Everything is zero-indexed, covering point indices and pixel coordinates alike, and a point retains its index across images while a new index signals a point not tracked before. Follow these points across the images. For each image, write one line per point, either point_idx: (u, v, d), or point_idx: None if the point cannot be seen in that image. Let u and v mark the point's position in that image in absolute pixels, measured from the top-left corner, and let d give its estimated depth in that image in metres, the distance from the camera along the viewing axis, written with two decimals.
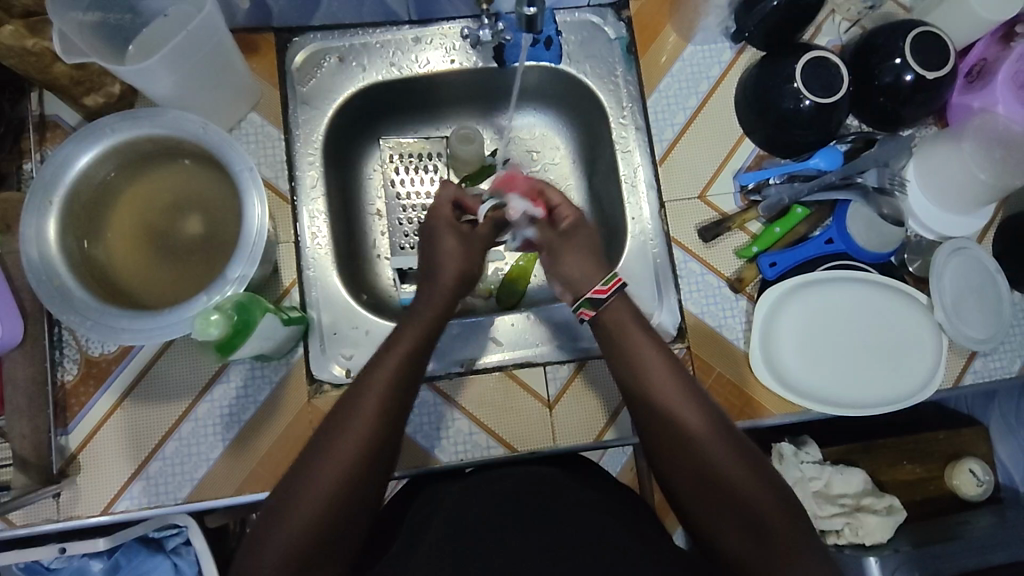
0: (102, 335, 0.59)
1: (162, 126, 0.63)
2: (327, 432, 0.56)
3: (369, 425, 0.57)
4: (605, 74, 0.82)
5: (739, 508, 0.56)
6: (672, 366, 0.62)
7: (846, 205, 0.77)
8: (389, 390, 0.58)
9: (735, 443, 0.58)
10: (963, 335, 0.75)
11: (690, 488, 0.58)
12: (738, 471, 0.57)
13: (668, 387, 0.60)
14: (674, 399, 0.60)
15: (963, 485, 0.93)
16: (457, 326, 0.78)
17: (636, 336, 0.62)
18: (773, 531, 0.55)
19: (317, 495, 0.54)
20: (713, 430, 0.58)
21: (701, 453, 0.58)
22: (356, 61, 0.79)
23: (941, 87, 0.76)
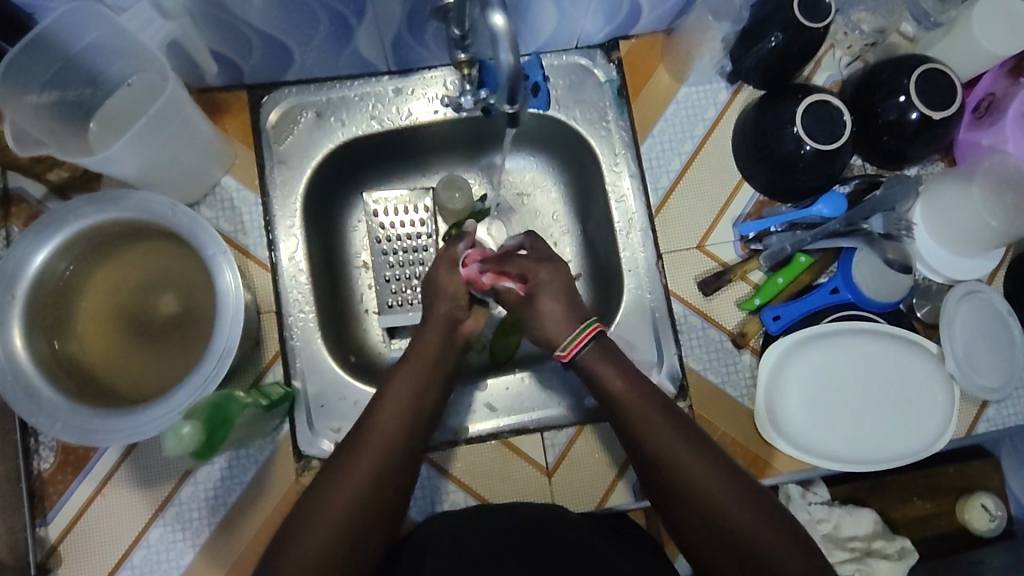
0: (74, 438, 0.56)
1: (129, 210, 0.60)
2: (327, 477, 0.55)
3: (367, 467, 0.56)
4: (595, 118, 0.78)
5: (741, 546, 0.54)
6: (660, 405, 0.60)
7: (851, 252, 0.73)
8: (392, 433, 0.58)
9: (733, 477, 0.56)
10: (976, 384, 0.72)
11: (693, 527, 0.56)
12: (736, 507, 0.54)
13: (654, 426, 0.58)
14: (662, 439, 0.58)
15: (974, 520, 0.91)
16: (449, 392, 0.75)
17: (615, 379, 0.62)
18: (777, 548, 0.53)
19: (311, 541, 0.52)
20: (704, 462, 0.56)
21: (695, 492, 0.55)
22: (334, 116, 0.76)
23: (948, 126, 0.72)
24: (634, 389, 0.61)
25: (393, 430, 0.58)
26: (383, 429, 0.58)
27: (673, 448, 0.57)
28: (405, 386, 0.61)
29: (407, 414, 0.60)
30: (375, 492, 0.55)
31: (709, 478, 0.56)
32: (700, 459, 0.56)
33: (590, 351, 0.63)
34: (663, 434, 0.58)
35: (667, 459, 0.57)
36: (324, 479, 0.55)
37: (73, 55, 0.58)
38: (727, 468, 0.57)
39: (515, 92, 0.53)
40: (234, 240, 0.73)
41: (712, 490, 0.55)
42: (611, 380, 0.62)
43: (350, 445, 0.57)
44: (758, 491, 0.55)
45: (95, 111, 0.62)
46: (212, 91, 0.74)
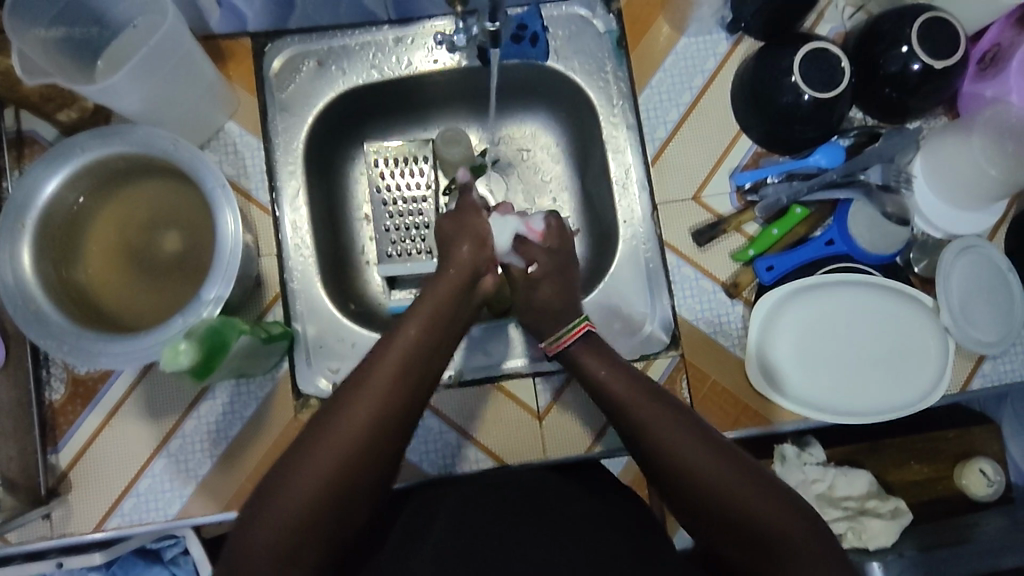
0: (80, 360, 0.59)
1: (134, 143, 0.62)
2: (305, 451, 0.55)
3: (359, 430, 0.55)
4: (594, 70, 0.78)
5: (736, 525, 0.54)
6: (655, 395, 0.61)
7: (847, 205, 0.73)
8: (371, 416, 0.56)
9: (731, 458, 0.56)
10: (970, 339, 0.72)
11: (695, 510, 0.56)
12: (738, 487, 0.54)
13: (649, 414, 0.59)
14: (657, 424, 0.58)
15: (972, 485, 0.90)
16: None
17: (608, 374, 0.64)
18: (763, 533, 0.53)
19: (297, 495, 0.53)
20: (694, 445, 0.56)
21: (695, 475, 0.56)
22: (335, 65, 0.77)
23: (950, 76, 0.71)
24: (628, 381, 0.63)
25: (374, 413, 0.56)
26: (365, 411, 0.56)
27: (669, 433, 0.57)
28: (391, 370, 0.58)
29: (396, 397, 0.58)
30: (351, 468, 0.55)
31: (706, 459, 0.56)
32: (697, 441, 0.57)
33: (581, 348, 0.67)
34: (660, 420, 0.58)
35: (664, 445, 0.57)
36: (298, 458, 0.55)
37: None
38: (725, 449, 0.57)
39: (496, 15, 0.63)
40: (238, 184, 0.74)
41: (710, 472, 0.55)
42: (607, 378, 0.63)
43: (326, 426, 0.56)
44: (754, 469, 0.56)
45: (102, 49, 0.64)
46: (215, 37, 0.75)
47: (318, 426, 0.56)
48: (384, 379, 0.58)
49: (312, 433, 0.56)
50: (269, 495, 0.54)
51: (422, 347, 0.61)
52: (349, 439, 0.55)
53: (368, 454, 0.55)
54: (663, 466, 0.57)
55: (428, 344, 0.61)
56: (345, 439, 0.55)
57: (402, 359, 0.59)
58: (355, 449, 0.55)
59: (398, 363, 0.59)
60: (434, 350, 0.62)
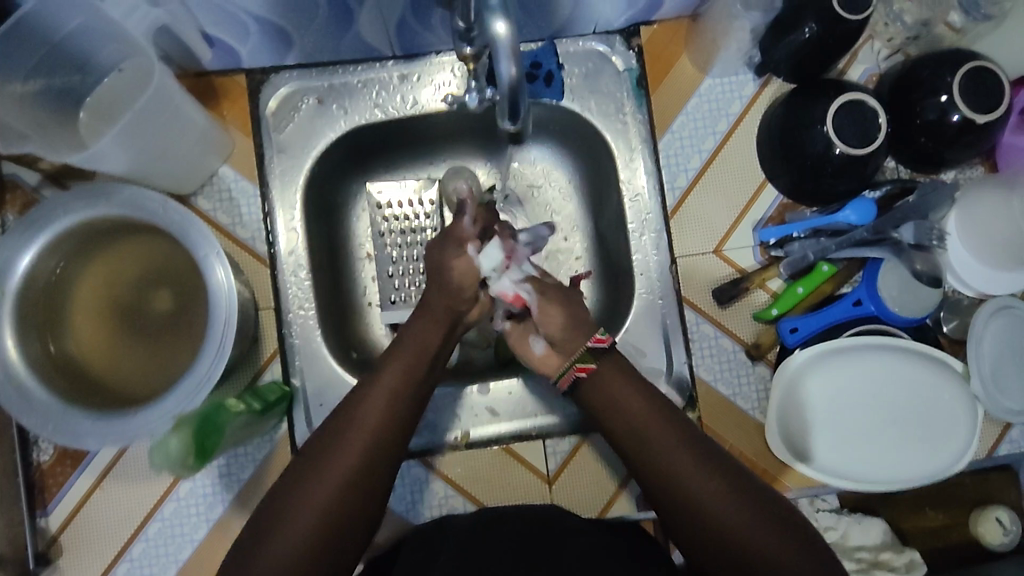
0: (67, 440, 0.56)
1: (120, 205, 0.58)
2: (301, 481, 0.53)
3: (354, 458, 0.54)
4: (611, 110, 0.73)
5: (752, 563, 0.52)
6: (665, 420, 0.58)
7: (878, 264, 0.69)
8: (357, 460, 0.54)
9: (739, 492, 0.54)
10: (1003, 407, 0.68)
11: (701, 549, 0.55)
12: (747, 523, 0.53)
13: (656, 443, 0.57)
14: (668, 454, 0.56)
15: (987, 533, 0.88)
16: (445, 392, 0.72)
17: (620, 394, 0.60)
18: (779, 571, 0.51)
19: (296, 528, 0.51)
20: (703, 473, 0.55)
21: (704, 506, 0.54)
22: (336, 103, 0.72)
23: (992, 129, 0.67)
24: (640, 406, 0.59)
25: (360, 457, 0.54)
26: (352, 452, 0.54)
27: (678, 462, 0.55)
28: (376, 410, 0.57)
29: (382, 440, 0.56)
30: (336, 516, 0.52)
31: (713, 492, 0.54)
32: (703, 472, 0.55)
33: (604, 370, 0.60)
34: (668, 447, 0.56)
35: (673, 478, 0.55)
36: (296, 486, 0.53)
37: (58, 41, 0.55)
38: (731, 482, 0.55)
39: (516, 105, 0.53)
40: (232, 234, 0.71)
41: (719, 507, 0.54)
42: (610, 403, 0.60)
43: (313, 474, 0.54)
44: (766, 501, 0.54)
45: (84, 98, 0.60)
46: (208, 73, 0.71)
47: (313, 456, 0.55)
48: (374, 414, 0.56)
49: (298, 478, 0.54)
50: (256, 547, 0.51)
51: (413, 377, 0.59)
52: (335, 485, 0.53)
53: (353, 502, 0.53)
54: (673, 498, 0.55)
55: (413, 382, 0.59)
56: (342, 469, 0.54)
57: (389, 399, 0.57)
58: (341, 497, 0.53)
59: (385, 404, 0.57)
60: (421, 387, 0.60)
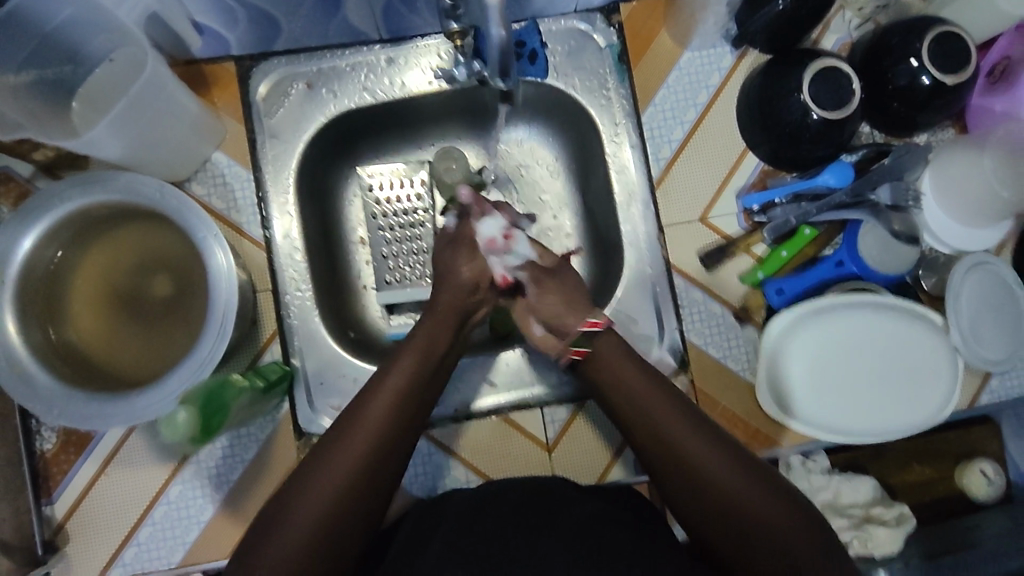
0: (73, 423, 0.56)
1: (117, 191, 0.59)
2: (320, 461, 0.58)
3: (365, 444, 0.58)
4: (595, 86, 0.76)
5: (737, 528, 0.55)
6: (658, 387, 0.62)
7: (857, 225, 0.72)
8: (369, 441, 0.58)
9: (723, 452, 0.58)
10: (979, 356, 0.71)
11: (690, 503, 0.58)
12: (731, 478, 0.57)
13: (647, 406, 0.61)
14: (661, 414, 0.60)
15: (973, 485, 0.91)
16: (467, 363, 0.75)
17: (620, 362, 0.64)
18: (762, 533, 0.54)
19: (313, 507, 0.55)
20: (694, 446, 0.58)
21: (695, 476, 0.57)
22: (325, 87, 0.73)
23: (961, 91, 0.70)
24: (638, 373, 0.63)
25: (372, 438, 0.59)
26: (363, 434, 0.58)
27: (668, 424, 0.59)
28: (387, 394, 0.61)
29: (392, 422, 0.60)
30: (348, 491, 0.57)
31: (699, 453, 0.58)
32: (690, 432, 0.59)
33: (607, 341, 0.65)
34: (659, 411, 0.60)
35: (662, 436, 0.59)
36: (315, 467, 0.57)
37: (50, 32, 0.56)
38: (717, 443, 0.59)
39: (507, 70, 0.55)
40: (228, 219, 0.71)
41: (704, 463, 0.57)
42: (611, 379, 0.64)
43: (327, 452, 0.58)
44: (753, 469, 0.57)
45: (76, 89, 0.60)
46: (197, 63, 0.72)
47: (331, 441, 0.59)
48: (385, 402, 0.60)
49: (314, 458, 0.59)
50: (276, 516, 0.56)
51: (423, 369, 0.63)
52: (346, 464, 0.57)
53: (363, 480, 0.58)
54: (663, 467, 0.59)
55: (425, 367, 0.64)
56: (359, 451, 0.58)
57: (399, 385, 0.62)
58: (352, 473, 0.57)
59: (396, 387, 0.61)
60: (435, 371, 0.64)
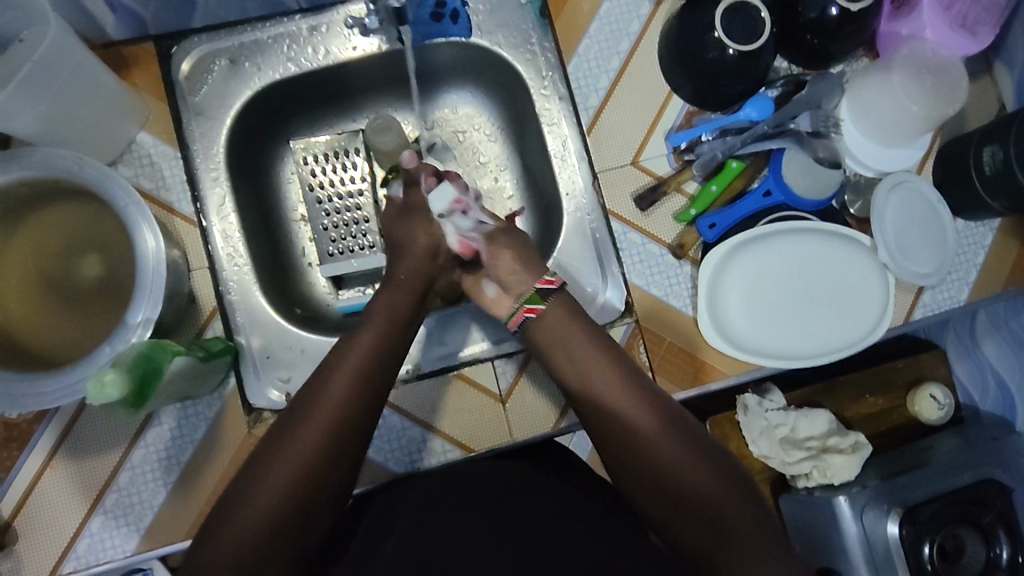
0: (6, 404, 0.55)
1: (34, 166, 0.58)
2: (270, 456, 0.54)
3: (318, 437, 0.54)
4: (520, 43, 0.77)
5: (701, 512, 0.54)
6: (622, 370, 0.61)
7: (781, 153, 0.74)
8: (317, 448, 0.54)
9: (689, 442, 0.57)
10: (909, 272, 0.74)
11: (645, 494, 0.57)
12: (701, 473, 0.55)
13: (609, 393, 0.60)
14: (625, 402, 0.59)
15: (924, 411, 0.94)
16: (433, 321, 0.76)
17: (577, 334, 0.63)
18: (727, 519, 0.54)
19: (265, 502, 0.52)
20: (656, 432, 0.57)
21: (657, 463, 0.56)
22: (248, 61, 0.73)
23: (867, 17, 0.72)
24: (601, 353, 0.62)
25: (327, 437, 0.55)
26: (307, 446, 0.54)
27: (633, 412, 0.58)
28: (337, 393, 0.56)
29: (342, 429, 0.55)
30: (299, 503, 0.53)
31: (665, 445, 0.57)
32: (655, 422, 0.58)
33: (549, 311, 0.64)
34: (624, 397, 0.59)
35: (625, 423, 0.58)
36: (266, 459, 0.54)
37: None
38: (682, 433, 0.58)
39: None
40: (157, 198, 0.70)
41: (670, 455, 0.56)
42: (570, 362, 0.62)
43: (268, 464, 0.53)
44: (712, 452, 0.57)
45: None
46: (116, 44, 0.71)
47: (279, 437, 0.55)
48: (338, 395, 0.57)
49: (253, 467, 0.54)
50: (213, 529, 0.52)
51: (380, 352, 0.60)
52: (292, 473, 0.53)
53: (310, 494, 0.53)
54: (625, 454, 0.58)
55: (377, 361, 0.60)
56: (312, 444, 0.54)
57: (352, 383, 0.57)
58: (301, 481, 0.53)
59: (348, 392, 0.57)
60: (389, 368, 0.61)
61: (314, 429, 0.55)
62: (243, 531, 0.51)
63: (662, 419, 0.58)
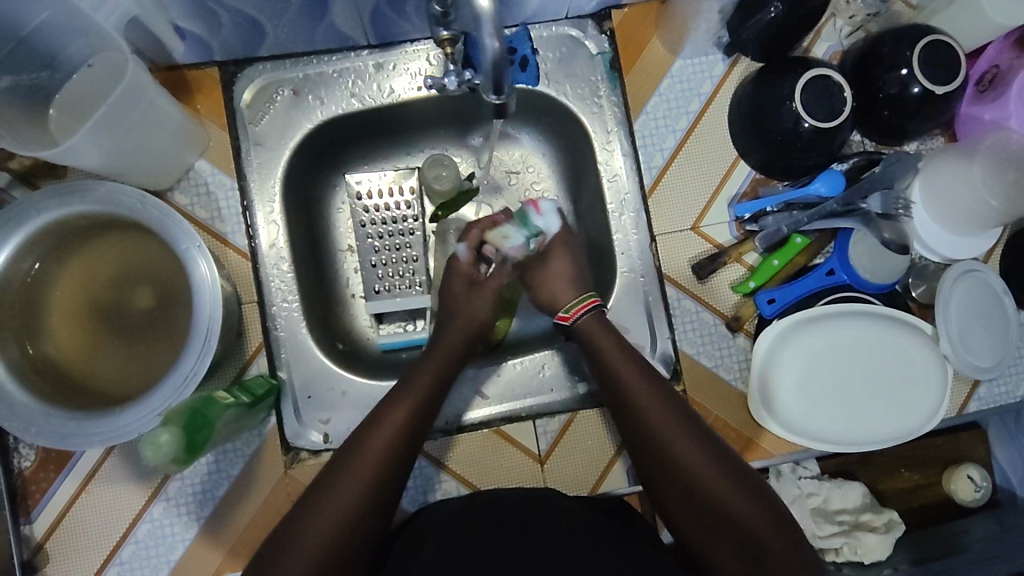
0: (52, 443, 0.54)
1: (97, 202, 0.57)
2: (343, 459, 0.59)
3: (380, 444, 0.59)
4: (587, 94, 0.75)
5: (735, 534, 0.56)
6: (658, 389, 0.64)
7: (848, 233, 0.72)
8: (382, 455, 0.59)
9: (720, 458, 0.60)
10: (969, 365, 0.72)
11: (684, 509, 0.59)
12: (734, 495, 0.58)
13: (645, 399, 0.63)
14: (652, 411, 0.62)
15: (960, 490, 0.91)
16: (473, 368, 0.75)
17: (619, 356, 0.66)
18: (763, 543, 0.55)
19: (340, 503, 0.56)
20: (692, 444, 0.60)
21: (688, 476, 0.59)
22: (311, 93, 0.72)
23: (950, 101, 0.70)
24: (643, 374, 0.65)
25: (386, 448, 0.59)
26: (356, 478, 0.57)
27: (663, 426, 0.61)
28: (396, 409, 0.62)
29: (386, 463, 0.59)
30: (343, 546, 0.55)
31: (696, 456, 0.60)
32: (687, 438, 0.61)
33: (590, 321, 0.69)
34: (660, 416, 0.62)
35: (659, 435, 0.61)
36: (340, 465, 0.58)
37: (25, 35, 0.55)
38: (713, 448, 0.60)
39: (499, 79, 0.54)
40: (211, 228, 0.69)
41: (699, 465, 0.59)
42: (614, 362, 0.66)
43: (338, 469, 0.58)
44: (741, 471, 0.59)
45: (53, 95, 0.58)
46: (180, 67, 0.70)
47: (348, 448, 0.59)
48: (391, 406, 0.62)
49: (295, 515, 0.56)
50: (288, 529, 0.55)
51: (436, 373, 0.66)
52: (333, 519, 0.55)
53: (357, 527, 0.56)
54: (659, 464, 0.61)
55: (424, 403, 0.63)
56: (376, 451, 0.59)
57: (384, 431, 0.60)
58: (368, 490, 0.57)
59: (395, 427, 0.60)
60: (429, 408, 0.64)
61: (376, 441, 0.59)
62: (318, 532, 0.54)
63: (698, 434, 0.61)
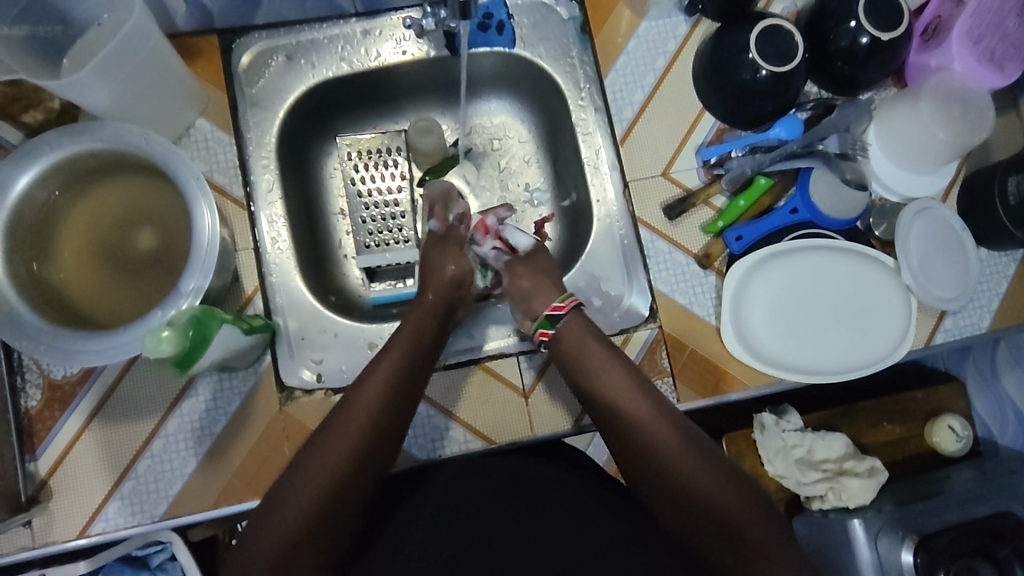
0: (59, 359, 0.58)
1: (104, 140, 0.62)
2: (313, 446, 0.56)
3: (354, 433, 0.56)
4: (560, 55, 0.81)
5: (722, 531, 0.55)
6: (637, 392, 0.62)
7: (809, 171, 0.77)
8: (356, 442, 0.56)
9: (705, 456, 0.58)
10: (931, 296, 0.75)
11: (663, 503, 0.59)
12: (720, 492, 0.56)
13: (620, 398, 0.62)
14: (633, 412, 0.61)
15: (941, 441, 0.88)
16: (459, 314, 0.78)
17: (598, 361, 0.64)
18: (750, 544, 0.54)
19: (304, 493, 0.53)
20: (673, 443, 0.59)
21: (669, 474, 0.58)
22: (304, 58, 0.78)
23: (897, 47, 0.75)
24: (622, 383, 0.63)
25: (362, 431, 0.56)
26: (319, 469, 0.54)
27: (644, 423, 0.60)
28: (372, 397, 0.58)
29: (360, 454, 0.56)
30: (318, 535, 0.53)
31: (677, 455, 0.58)
32: (668, 438, 0.59)
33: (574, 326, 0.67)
34: (638, 416, 0.60)
35: (638, 436, 0.60)
36: (309, 453, 0.56)
37: None
38: (697, 445, 0.59)
39: None
40: (210, 180, 0.73)
41: (680, 465, 0.58)
42: (590, 366, 0.64)
43: (305, 459, 0.55)
44: (726, 468, 0.58)
45: (66, 49, 0.64)
46: (182, 35, 0.75)
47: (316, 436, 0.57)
48: (370, 395, 0.58)
49: (264, 507, 0.54)
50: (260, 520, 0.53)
51: (420, 348, 0.64)
52: (301, 507, 0.53)
53: (326, 520, 0.54)
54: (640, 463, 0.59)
55: (392, 380, 0.60)
56: (355, 433, 0.56)
57: (362, 421, 0.57)
58: (337, 479, 0.54)
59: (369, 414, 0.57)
60: (403, 390, 0.60)
61: (352, 430, 0.56)
62: (284, 523, 0.53)
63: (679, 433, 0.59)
